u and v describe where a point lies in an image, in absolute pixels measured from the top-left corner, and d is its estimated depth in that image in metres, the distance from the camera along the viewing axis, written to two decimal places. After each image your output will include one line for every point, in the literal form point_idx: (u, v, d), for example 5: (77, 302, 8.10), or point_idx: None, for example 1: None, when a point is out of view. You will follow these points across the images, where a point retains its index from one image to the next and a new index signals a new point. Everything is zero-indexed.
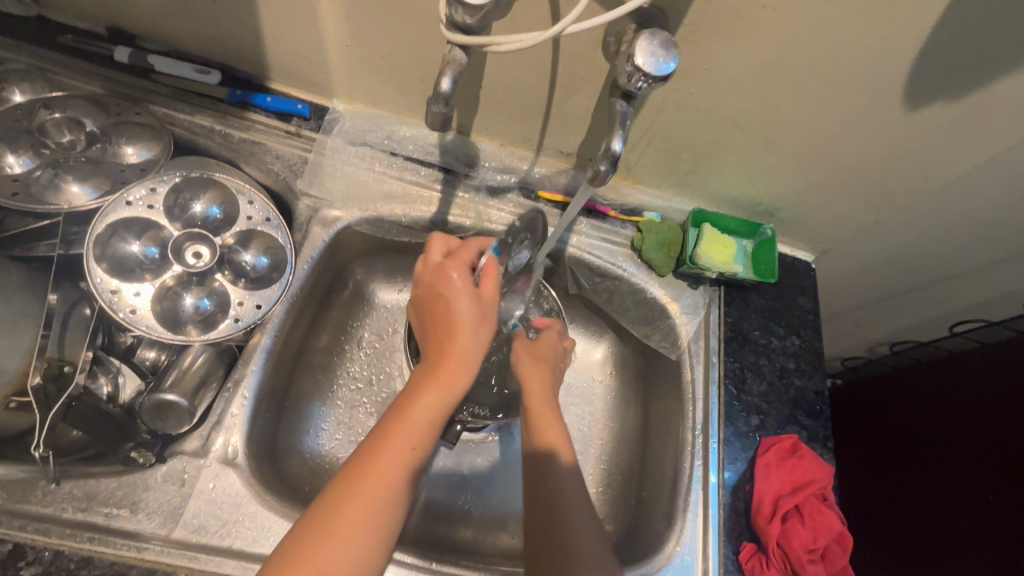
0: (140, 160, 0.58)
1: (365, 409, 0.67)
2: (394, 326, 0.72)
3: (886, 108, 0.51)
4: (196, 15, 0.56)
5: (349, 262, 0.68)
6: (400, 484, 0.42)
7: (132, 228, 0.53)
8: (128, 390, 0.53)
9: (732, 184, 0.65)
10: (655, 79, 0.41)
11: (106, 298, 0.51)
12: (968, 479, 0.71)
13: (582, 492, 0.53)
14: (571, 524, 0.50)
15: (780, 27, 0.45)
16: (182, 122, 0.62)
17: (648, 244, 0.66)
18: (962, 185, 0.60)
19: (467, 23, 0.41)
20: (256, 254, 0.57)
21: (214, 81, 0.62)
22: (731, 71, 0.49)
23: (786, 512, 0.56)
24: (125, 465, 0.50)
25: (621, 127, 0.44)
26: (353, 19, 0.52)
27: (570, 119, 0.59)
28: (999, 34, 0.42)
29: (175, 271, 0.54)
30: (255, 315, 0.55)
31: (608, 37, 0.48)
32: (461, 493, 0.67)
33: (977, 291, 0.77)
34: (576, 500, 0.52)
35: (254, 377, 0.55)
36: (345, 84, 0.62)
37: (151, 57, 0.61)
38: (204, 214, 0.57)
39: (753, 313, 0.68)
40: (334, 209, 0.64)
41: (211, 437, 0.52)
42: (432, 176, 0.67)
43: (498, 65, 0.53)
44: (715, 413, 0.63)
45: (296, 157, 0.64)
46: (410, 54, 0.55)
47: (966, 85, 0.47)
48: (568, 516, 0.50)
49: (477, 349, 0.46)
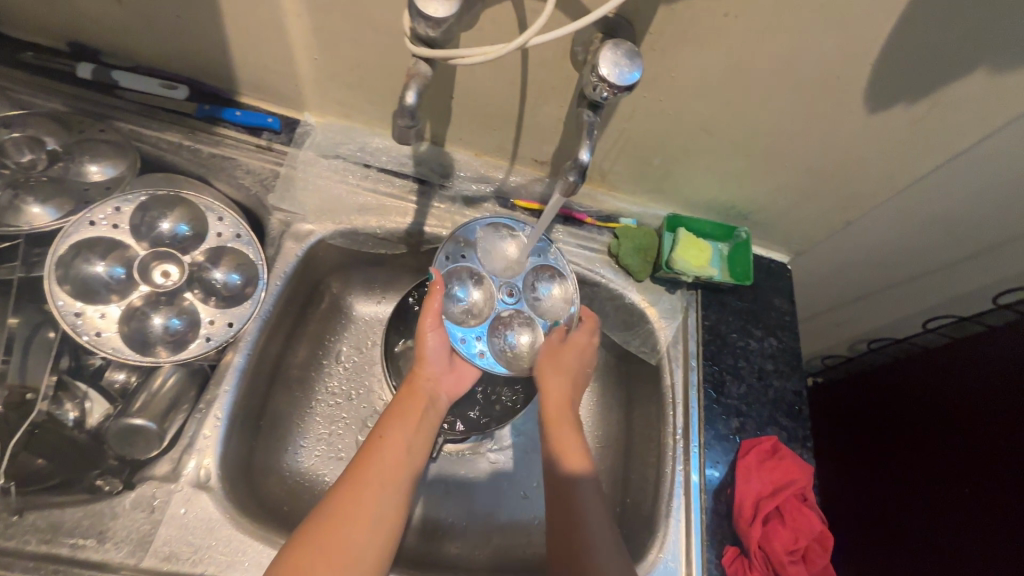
0: (105, 178, 0.56)
1: (345, 425, 0.66)
2: (373, 339, 0.71)
3: (849, 111, 0.52)
4: (160, 30, 0.55)
5: (325, 276, 0.67)
6: (386, 466, 0.50)
7: (96, 249, 0.52)
8: (95, 415, 0.51)
9: (705, 189, 0.66)
10: (620, 89, 0.42)
11: (70, 321, 0.50)
12: (944, 473, 0.72)
13: (595, 500, 0.54)
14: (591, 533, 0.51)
15: (742, 34, 0.45)
16: (149, 139, 0.61)
17: (625, 250, 0.67)
18: (926, 185, 0.62)
19: (431, 36, 0.40)
20: (227, 271, 0.56)
21: (182, 96, 0.62)
22: (696, 79, 0.50)
23: (767, 515, 0.57)
24: (91, 493, 0.48)
25: (588, 138, 0.45)
26: (320, 32, 0.52)
27: (543, 128, 0.59)
28: (950, 38, 0.44)
29: (142, 291, 0.53)
30: (227, 334, 0.54)
31: (575, 47, 0.48)
32: (445, 508, 0.66)
33: (947, 287, 0.78)
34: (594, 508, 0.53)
35: (227, 398, 0.54)
36: (316, 96, 0.62)
37: (115, 73, 0.59)
38: (172, 232, 0.55)
39: (730, 316, 0.69)
40: (307, 223, 0.63)
41: (183, 460, 0.51)
42: (406, 187, 0.66)
43: (467, 76, 0.53)
44: (695, 416, 0.63)
45: (267, 172, 0.64)
46: (380, 67, 0.55)
47: (923, 87, 0.49)
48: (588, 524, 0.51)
49: (432, 351, 0.57)
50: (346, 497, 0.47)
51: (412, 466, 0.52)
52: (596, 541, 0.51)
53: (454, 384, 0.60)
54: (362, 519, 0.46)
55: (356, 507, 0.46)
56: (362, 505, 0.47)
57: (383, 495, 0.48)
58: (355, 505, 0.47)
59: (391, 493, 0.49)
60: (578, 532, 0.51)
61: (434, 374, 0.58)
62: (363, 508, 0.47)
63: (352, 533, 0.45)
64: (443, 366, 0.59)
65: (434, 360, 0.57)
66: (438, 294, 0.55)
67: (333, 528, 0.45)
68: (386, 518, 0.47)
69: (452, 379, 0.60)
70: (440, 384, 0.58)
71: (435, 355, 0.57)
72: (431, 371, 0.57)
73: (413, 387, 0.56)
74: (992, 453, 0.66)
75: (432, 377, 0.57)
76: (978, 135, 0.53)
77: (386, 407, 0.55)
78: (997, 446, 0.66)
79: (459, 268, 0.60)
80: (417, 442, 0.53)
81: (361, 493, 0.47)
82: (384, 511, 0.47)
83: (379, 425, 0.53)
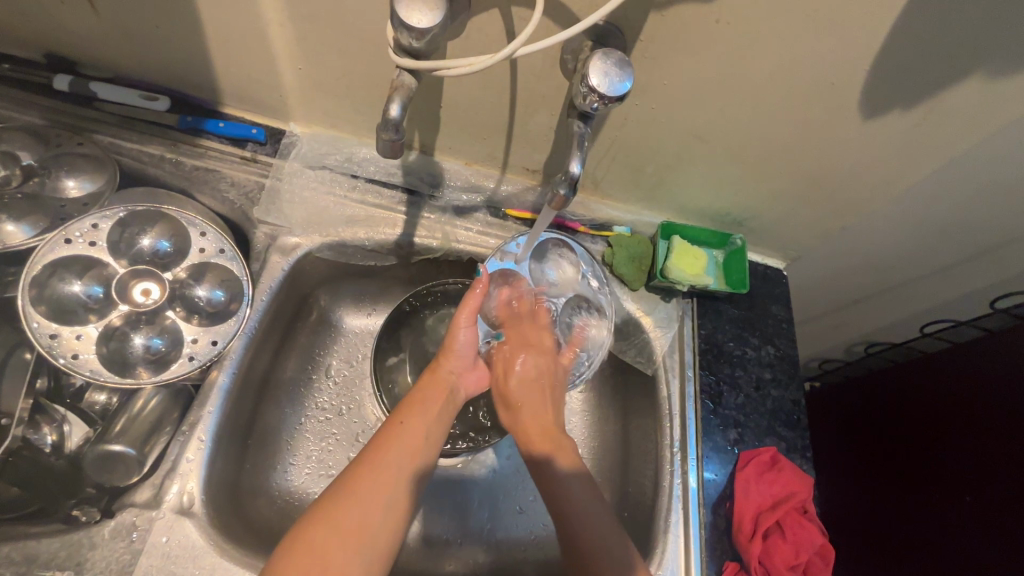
0: (82, 193, 0.55)
1: (335, 441, 0.64)
2: (363, 352, 0.70)
3: (843, 118, 0.51)
4: (139, 41, 0.53)
5: (313, 289, 0.66)
6: (406, 450, 0.48)
7: (73, 268, 0.50)
8: (74, 438, 0.50)
9: (699, 196, 0.65)
10: (610, 100, 0.40)
11: (45, 343, 0.48)
12: (945, 479, 0.71)
13: (599, 502, 0.51)
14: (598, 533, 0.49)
15: (734, 42, 0.44)
16: (129, 152, 0.60)
17: (619, 259, 0.66)
18: (922, 190, 0.61)
19: (415, 47, 0.39)
20: (210, 288, 0.54)
21: (163, 107, 0.60)
22: (688, 87, 0.49)
23: (767, 529, 0.56)
24: (66, 523, 0.47)
25: (578, 148, 0.45)
26: (304, 42, 0.51)
27: (533, 137, 0.58)
28: (945, 45, 0.43)
29: (121, 310, 0.51)
30: (211, 353, 0.53)
31: (565, 55, 0.47)
32: (443, 527, 0.65)
33: (944, 290, 0.78)
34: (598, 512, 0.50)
35: (211, 419, 0.52)
36: (301, 107, 0.60)
37: (93, 84, 0.58)
38: (153, 248, 0.54)
39: (726, 324, 0.68)
40: (293, 235, 0.61)
41: (165, 485, 0.49)
42: (395, 198, 0.65)
43: (455, 85, 0.52)
44: (692, 428, 0.62)
45: (252, 184, 0.62)
46: (366, 77, 0.54)
47: (918, 94, 0.48)
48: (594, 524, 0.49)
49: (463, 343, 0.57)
50: (364, 476, 0.45)
51: (429, 453, 0.50)
52: (605, 535, 0.49)
53: (475, 381, 0.60)
54: (377, 501, 0.44)
55: (373, 486, 0.45)
56: (380, 485, 0.45)
57: (402, 478, 0.46)
58: (372, 485, 0.45)
59: (408, 478, 0.47)
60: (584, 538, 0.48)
61: (458, 367, 0.57)
62: (380, 490, 0.45)
63: (366, 515, 0.43)
64: (468, 360, 0.58)
65: (462, 351, 0.57)
66: (478, 288, 0.56)
67: (350, 506, 0.43)
68: (400, 504, 0.45)
69: (472, 377, 0.59)
70: (462, 379, 0.58)
71: (462, 348, 0.57)
72: (456, 364, 0.57)
73: (438, 376, 0.55)
74: (994, 461, 0.66)
75: (456, 370, 0.57)
76: (975, 140, 0.52)
77: (405, 395, 0.54)
78: (998, 454, 0.65)
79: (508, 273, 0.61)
80: (436, 431, 0.52)
81: (378, 474, 0.45)
82: (400, 496, 0.45)
83: (401, 409, 0.52)
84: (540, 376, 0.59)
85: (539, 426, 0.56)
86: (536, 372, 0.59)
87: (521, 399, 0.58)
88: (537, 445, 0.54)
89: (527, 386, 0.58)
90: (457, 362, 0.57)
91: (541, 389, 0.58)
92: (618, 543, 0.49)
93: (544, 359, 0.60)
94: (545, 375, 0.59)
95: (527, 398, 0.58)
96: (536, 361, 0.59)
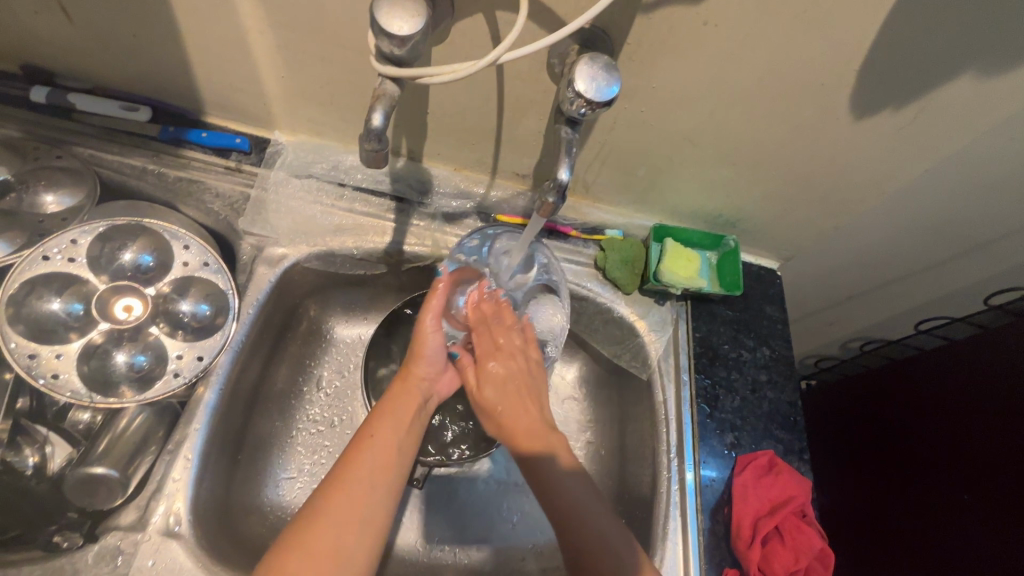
0: (61, 208, 0.54)
1: (327, 454, 0.63)
2: (354, 362, 0.69)
3: (834, 118, 0.51)
4: (117, 51, 0.52)
5: (302, 300, 0.65)
6: (378, 462, 0.47)
7: (52, 285, 0.49)
8: (57, 459, 0.49)
9: (692, 198, 0.64)
10: (598, 105, 0.40)
11: (23, 363, 0.47)
12: (939, 477, 0.72)
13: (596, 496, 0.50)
14: (602, 528, 0.48)
15: (722, 43, 0.44)
16: (110, 163, 0.58)
17: (612, 263, 0.65)
18: (915, 188, 0.60)
19: (396, 55, 0.38)
20: (195, 302, 0.53)
21: (144, 118, 0.59)
22: (678, 89, 0.49)
23: (766, 534, 0.55)
24: (47, 550, 0.46)
25: (566, 154, 0.44)
26: (285, 49, 0.50)
27: (522, 141, 0.57)
28: (935, 44, 0.43)
29: (102, 329, 0.50)
30: (197, 368, 0.51)
31: (551, 59, 0.46)
32: (446, 539, 0.64)
33: (938, 285, 0.78)
34: (597, 509, 0.49)
35: (198, 437, 0.51)
36: (285, 114, 0.59)
37: (71, 96, 0.57)
38: (135, 262, 0.53)
39: (721, 326, 0.67)
40: (280, 246, 0.60)
41: (151, 507, 0.48)
42: (384, 206, 0.64)
43: (440, 93, 0.51)
44: (689, 432, 0.61)
45: (237, 195, 0.61)
46: (351, 84, 0.53)
47: (909, 94, 0.47)
48: (597, 520, 0.48)
49: (430, 346, 0.55)
50: (336, 494, 0.44)
51: (404, 463, 0.48)
52: (606, 533, 0.48)
53: (448, 383, 0.59)
54: (351, 519, 0.43)
55: (345, 509, 0.43)
56: (353, 502, 0.43)
57: (374, 496, 0.45)
58: (345, 503, 0.43)
59: (381, 493, 0.45)
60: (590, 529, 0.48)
61: (430, 373, 0.56)
62: (353, 508, 0.43)
63: (341, 534, 0.42)
64: (439, 364, 0.57)
65: (434, 356, 0.56)
66: (439, 291, 0.55)
67: (323, 523, 0.42)
68: (376, 517, 0.44)
69: (441, 383, 0.57)
70: (434, 383, 0.57)
71: (432, 353, 0.55)
72: (426, 370, 0.55)
73: (407, 384, 0.54)
74: (992, 457, 0.65)
75: (428, 375, 0.56)
76: (967, 137, 0.52)
77: (376, 403, 0.52)
78: (995, 450, 0.65)
79: (466, 270, 0.59)
80: (408, 441, 0.50)
81: (350, 491, 0.44)
82: (376, 511, 0.44)
83: (368, 421, 0.50)
84: (514, 377, 0.56)
85: (522, 427, 0.53)
86: (511, 375, 0.56)
87: (500, 402, 0.55)
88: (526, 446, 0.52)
89: (504, 387, 0.56)
90: (430, 367, 0.56)
91: (519, 390, 0.56)
92: (621, 541, 0.48)
93: (518, 360, 0.57)
94: (520, 376, 0.56)
95: (506, 401, 0.55)
96: (510, 364, 0.57)
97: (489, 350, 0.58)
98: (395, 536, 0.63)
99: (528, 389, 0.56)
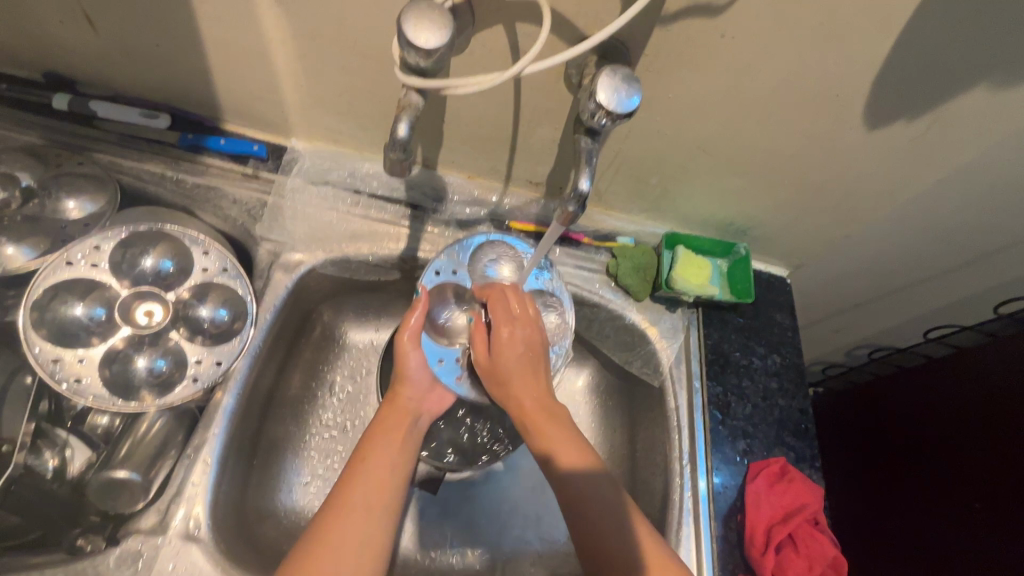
0: (83, 214, 0.54)
1: (341, 459, 0.64)
2: (367, 367, 0.69)
3: (847, 130, 0.51)
4: (140, 59, 0.53)
5: (316, 305, 0.65)
6: (371, 487, 0.46)
7: (75, 290, 0.50)
8: (77, 462, 0.50)
9: (705, 207, 0.64)
10: (618, 116, 0.40)
11: (47, 367, 0.48)
12: (949, 484, 0.72)
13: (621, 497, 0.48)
14: (621, 530, 0.46)
15: (738, 55, 0.44)
16: (131, 170, 0.59)
17: (624, 270, 0.66)
18: (926, 199, 0.61)
19: (422, 66, 0.39)
20: (214, 307, 0.53)
21: (163, 125, 0.59)
22: (694, 100, 0.49)
23: (779, 542, 0.55)
24: (69, 553, 0.47)
25: (587, 164, 0.44)
26: (306, 59, 0.50)
27: (537, 150, 0.58)
28: (950, 58, 0.43)
29: (125, 333, 0.51)
30: (216, 373, 0.52)
31: (570, 70, 0.47)
32: (454, 544, 0.64)
33: (946, 293, 0.78)
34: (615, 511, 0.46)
35: (217, 441, 0.52)
36: (302, 122, 0.60)
37: (92, 103, 0.57)
38: (156, 268, 0.53)
39: (733, 333, 0.67)
40: (296, 252, 0.61)
41: (170, 510, 0.49)
42: (398, 213, 0.65)
43: (459, 103, 0.52)
44: (701, 440, 0.62)
45: (254, 201, 0.62)
46: (369, 94, 0.54)
47: (921, 106, 0.48)
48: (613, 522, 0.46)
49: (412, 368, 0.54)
50: (333, 517, 0.44)
51: (401, 484, 0.48)
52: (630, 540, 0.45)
53: (438, 401, 0.57)
54: (346, 548, 0.42)
55: (343, 532, 0.43)
56: (350, 529, 0.43)
57: (365, 519, 0.44)
58: (342, 529, 0.43)
59: (378, 517, 0.45)
60: (611, 530, 0.45)
61: (417, 394, 0.55)
62: (349, 536, 0.43)
63: (339, 564, 0.41)
64: (425, 385, 0.55)
65: (418, 378, 0.55)
66: (417, 309, 0.54)
67: (318, 558, 0.41)
68: (372, 546, 0.43)
69: (430, 402, 0.56)
70: (424, 403, 0.56)
71: (415, 373, 0.54)
72: (414, 391, 0.55)
73: (397, 406, 0.53)
74: (1002, 464, 0.65)
75: (415, 397, 0.55)
76: (978, 149, 0.53)
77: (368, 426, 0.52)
78: (1005, 458, 0.65)
79: (446, 285, 0.57)
80: (402, 461, 0.50)
81: (346, 518, 0.43)
82: (371, 534, 0.44)
83: (362, 445, 0.50)
84: (528, 347, 0.53)
85: (533, 397, 0.51)
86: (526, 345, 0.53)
87: (510, 369, 0.52)
88: (535, 416, 0.50)
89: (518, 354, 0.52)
90: (417, 388, 0.55)
91: (533, 360, 0.53)
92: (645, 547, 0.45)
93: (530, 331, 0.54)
94: (534, 347, 0.53)
95: (520, 369, 0.52)
96: (523, 332, 0.53)
97: (504, 318, 0.54)
98: (405, 543, 0.63)
99: (539, 363, 0.53)
